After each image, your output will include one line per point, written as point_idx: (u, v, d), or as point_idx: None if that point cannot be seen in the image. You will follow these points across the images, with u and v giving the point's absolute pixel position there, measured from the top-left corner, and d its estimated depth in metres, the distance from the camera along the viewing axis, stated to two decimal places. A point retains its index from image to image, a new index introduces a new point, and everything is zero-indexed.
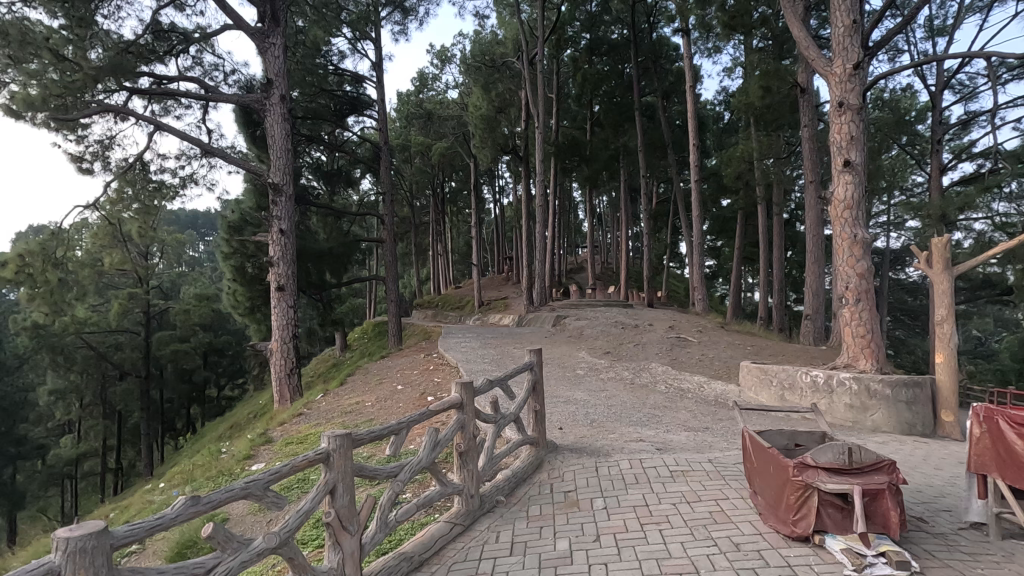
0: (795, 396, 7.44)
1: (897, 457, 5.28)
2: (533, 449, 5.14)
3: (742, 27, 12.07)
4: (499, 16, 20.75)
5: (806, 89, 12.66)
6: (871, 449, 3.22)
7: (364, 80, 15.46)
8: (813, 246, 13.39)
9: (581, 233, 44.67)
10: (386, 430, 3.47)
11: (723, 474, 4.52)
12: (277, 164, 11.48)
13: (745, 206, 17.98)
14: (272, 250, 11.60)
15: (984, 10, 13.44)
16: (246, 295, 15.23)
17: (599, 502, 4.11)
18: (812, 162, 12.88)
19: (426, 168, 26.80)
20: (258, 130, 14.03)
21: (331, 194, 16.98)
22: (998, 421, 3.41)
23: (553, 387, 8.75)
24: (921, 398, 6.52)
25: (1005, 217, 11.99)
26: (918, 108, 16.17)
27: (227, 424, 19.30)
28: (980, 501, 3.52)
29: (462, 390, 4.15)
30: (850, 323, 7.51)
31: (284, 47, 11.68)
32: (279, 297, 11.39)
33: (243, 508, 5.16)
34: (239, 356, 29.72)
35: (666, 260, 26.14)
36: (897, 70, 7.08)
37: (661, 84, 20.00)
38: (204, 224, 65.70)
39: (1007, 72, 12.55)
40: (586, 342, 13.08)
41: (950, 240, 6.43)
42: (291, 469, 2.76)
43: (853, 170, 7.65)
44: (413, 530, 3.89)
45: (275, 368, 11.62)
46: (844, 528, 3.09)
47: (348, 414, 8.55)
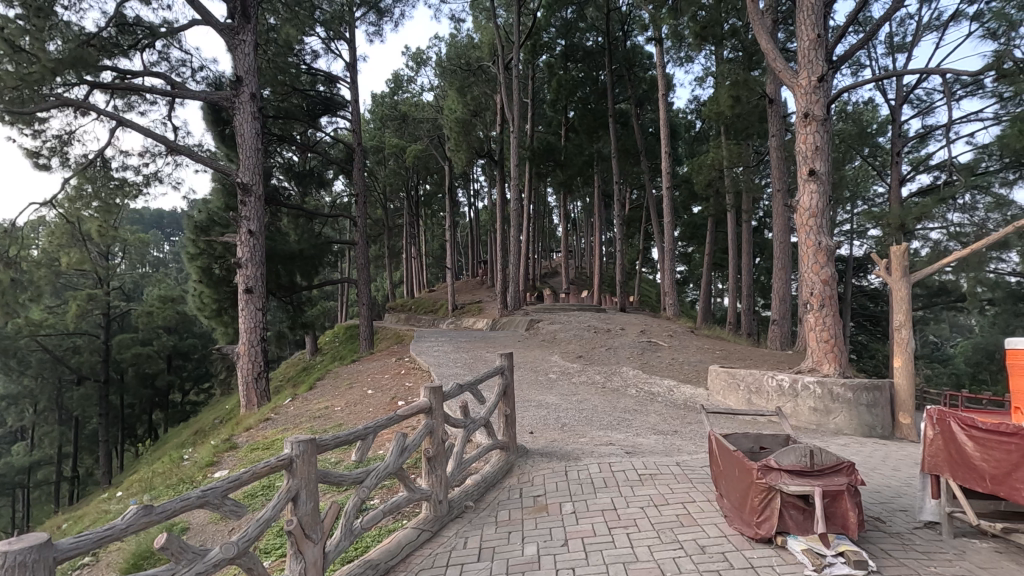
0: (761, 400, 7.61)
1: (857, 458, 5.44)
2: (503, 453, 5.10)
3: (712, 37, 12.36)
4: (475, 19, 20.76)
5: (775, 99, 12.94)
6: (832, 451, 3.31)
7: (338, 81, 15.36)
8: (781, 252, 13.65)
9: (556, 238, 44.95)
10: (353, 436, 3.39)
11: (690, 477, 4.57)
12: (246, 163, 11.19)
13: (714, 214, 18.40)
14: (239, 251, 11.30)
15: (941, 28, 14.04)
16: (212, 297, 14.81)
17: (568, 506, 4.10)
18: (780, 171, 13.16)
19: (400, 170, 26.60)
20: (227, 128, 13.73)
21: (303, 195, 16.64)
22: (950, 424, 3.50)
23: (524, 390, 8.78)
24: (881, 401, 6.73)
25: (958, 227, 12.53)
26: (879, 120, 16.74)
27: (192, 429, 18.82)
28: (933, 500, 3.64)
29: (431, 394, 4.10)
30: (814, 329, 7.72)
31: (254, 45, 11.46)
32: (247, 299, 11.11)
33: (203, 517, 4.99)
34: (205, 360, 28.96)
35: (639, 265, 26.38)
36: (860, 84, 7.32)
37: (635, 92, 20.37)
38: (170, 224, 64.13)
39: (961, 89, 13.16)
40: (558, 345, 13.18)
41: (908, 248, 6.63)
42: (252, 477, 2.67)
43: (818, 179, 7.85)
44: (380, 536, 3.84)
45: (242, 372, 11.34)
46: (805, 529, 3.15)
47: (317, 419, 8.40)
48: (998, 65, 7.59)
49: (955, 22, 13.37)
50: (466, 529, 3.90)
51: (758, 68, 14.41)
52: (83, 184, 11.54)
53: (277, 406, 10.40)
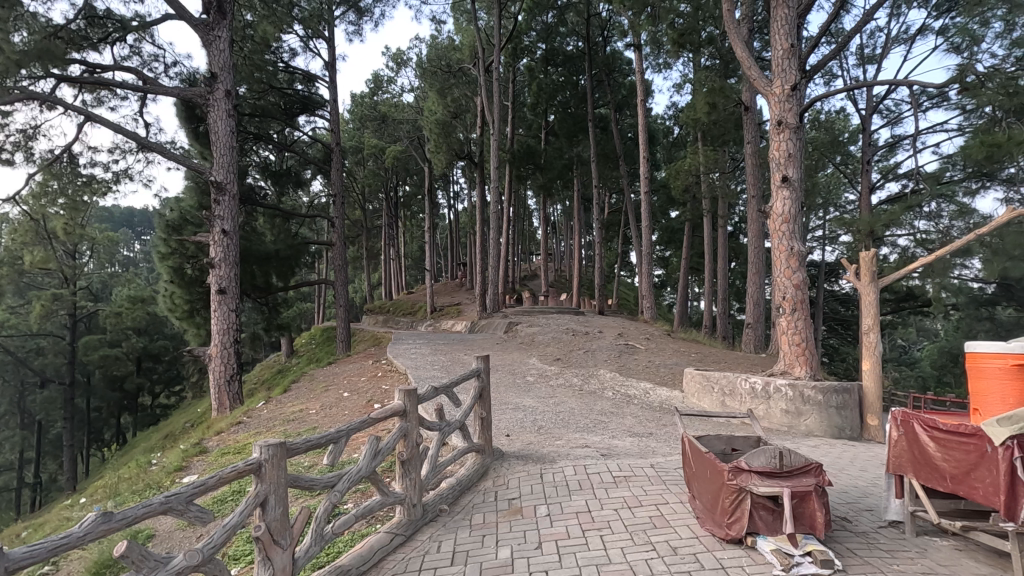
0: (734, 402, 7.70)
1: (826, 459, 5.56)
2: (478, 456, 5.08)
3: (690, 45, 12.51)
4: (456, 22, 20.75)
5: (750, 107, 13.20)
6: (800, 452, 3.36)
7: (316, 80, 15.23)
8: (755, 257, 13.86)
9: (536, 241, 45.19)
10: (325, 439, 3.33)
11: (663, 479, 4.62)
12: (221, 161, 10.96)
13: (691, 218, 18.63)
14: (212, 250, 11.06)
15: (909, 42, 14.52)
16: (184, 297, 14.46)
17: (543, 509, 4.10)
18: (755, 177, 13.37)
19: (379, 171, 26.36)
20: (201, 125, 13.44)
21: (280, 194, 16.33)
22: (914, 425, 3.60)
23: (502, 393, 8.76)
24: (850, 403, 6.89)
25: (924, 235, 12.97)
26: (850, 129, 17.19)
27: (161, 433, 18.34)
28: (898, 500, 3.75)
29: (406, 397, 4.06)
30: (787, 332, 7.85)
31: (230, 41, 11.23)
32: (220, 300, 10.89)
33: (170, 524, 4.85)
34: (176, 362, 28.10)
35: (618, 268, 26.62)
36: (831, 94, 7.50)
37: (614, 97, 20.61)
38: (141, 221, 62.77)
39: (928, 100, 13.60)
40: (536, 348, 13.19)
41: (877, 254, 6.77)
42: (219, 482, 2.60)
43: (790, 186, 8.00)
44: (352, 541, 3.78)
45: (214, 374, 11.07)
46: (774, 529, 3.20)
47: (290, 423, 8.26)
48: (961, 79, 7.86)
49: (922, 36, 13.84)
50: (440, 533, 3.87)
51: (734, 76, 14.77)
52: (48, 181, 11.01)
53: (250, 409, 10.20)
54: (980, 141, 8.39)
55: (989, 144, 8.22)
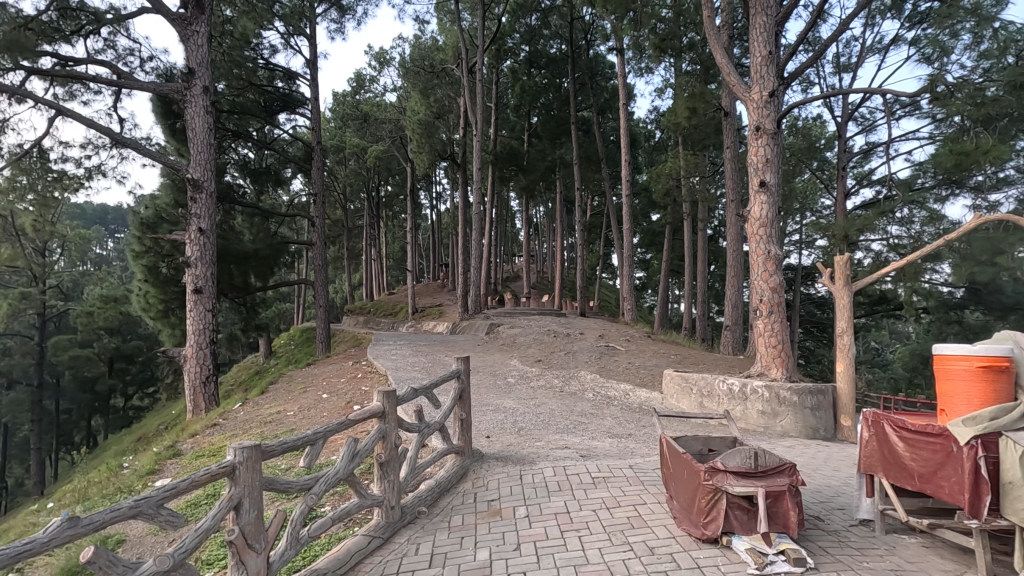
0: (711, 403, 7.80)
1: (801, 460, 5.66)
2: (458, 457, 5.06)
3: (671, 50, 12.63)
4: (440, 22, 20.67)
5: (730, 112, 13.40)
6: (774, 452, 3.42)
7: (297, 78, 15.08)
8: (734, 260, 14.04)
9: (518, 243, 45.21)
10: (301, 440, 3.28)
11: (642, 480, 4.65)
12: (198, 159, 10.77)
13: (672, 221, 18.82)
14: (189, 249, 10.86)
15: (882, 52, 14.89)
16: (159, 297, 14.13)
17: (521, 510, 4.10)
18: (734, 182, 13.56)
19: (360, 171, 26.13)
20: (178, 121, 13.20)
21: (259, 193, 16.10)
22: (884, 426, 3.70)
23: (482, 395, 8.74)
24: (823, 404, 7.04)
25: (897, 239, 13.29)
26: (827, 136, 17.53)
27: (134, 435, 17.93)
28: (868, 498, 3.83)
29: (384, 398, 4.02)
30: (763, 334, 7.98)
31: (208, 37, 11.03)
32: (196, 300, 10.69)
33: (141, 529, 4.73)
34: (150, 363, 27.53)
35: (600, 270, 26.76)
36: (808, 100, 7.64)
37: (597, 101, 20.76)
38: (114, 219, 61.35)
39: (900, 109, 13.97)
40: (518, 350, 13.20)
41: (851, 259, 6.91)
42: (191, 485, 2.55)
43: (767, 191, 8.14)
44: (329, 545, 3.73)
45: (189, 376, 10.83)
46: (749, 529, 3.25)
47: (267, 424, 8.14)
48: (932, 88, 8.10)
49: (895, 46, 14.22)
50: (418, 535, 3.84)
51: (714, 82, 14.99)
52: (17, 175, 10.68)
53: (226, 411, 10.03)
54: (949, 149, 8.61)
55: (957, 152, 8.45)
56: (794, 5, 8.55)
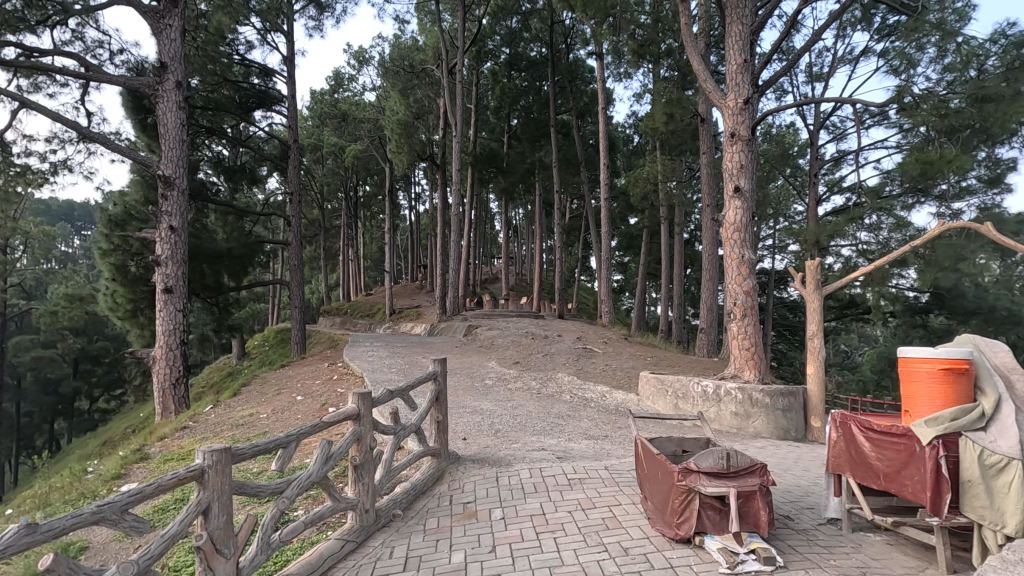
0: (686, 405, 7.90)
1: (772, 460, 5.76)
2: (434, 460, 5.03)
3: (649, 56, 12.80)
4: (420, 22, 20.58)
5: (706, 119, 13.61)
6: (746, 453, 3.48)
7: (273, 74, 14.85)
8: (709, 264, 14.26)
9: (497, 244, 45.21)
10: (273, 443, 3.21)
11: (617, 481, 4.69)
12: (169, 155, 10.51)
13: (650, 225, 19.02)
14: (159, 247, 10.59)
15: (853, 62, 15.31)
16: (127, 296, 13.74)
17: (497, 512, 4.10)
18: (710, 187, 13.78)
19: (338, 170, 25.85)
20: (149, 117, 12.87)
21: (233, 191, 15.80)
22: (851, 426, 3.79)
23: (459, 397, 8.69)
24: (794, 406, 7.20)
25: (865, 245, 13.67)
26: (799, 143, 17.94)
27: (99, 439, 17.37)
28: (836, 498, 3.92)
29: (360, 400, 3.98)
30: (737, 337, 8.12)
31: (182, 30, 10.78)
32: (166, 299, 10.43)
33: (105, 535, 4.59)
34: (118, 364, 26.76)
35: (578, 273, 26.92)
36: (781, 108, 7.82)
37: (576, 104, 20.90)
38: (81, 216, 59.50)
39: (870, 119, 14.37)
40: (495, 352, 13.17)
41: (822, 263, 7.08)
42: (157, 489, 2.48)
43: (742, 196, 8.29)
44: (301, 549, 3.67)
45: (158, 377, 10.54)
46: (721, 528, 3.30)
47: (240, 427, 7.98)
48: (899, 99, 8.38)
49: (864, 58, 14.63)
50: (393, 539, 3.80)
51: (691, 89, 15.25)
52: None
53: (197, 414, 9.80)
54: (915, 158, 8.88)
55: (922, 161, 8.72)
56: (769, 15, 8.75)
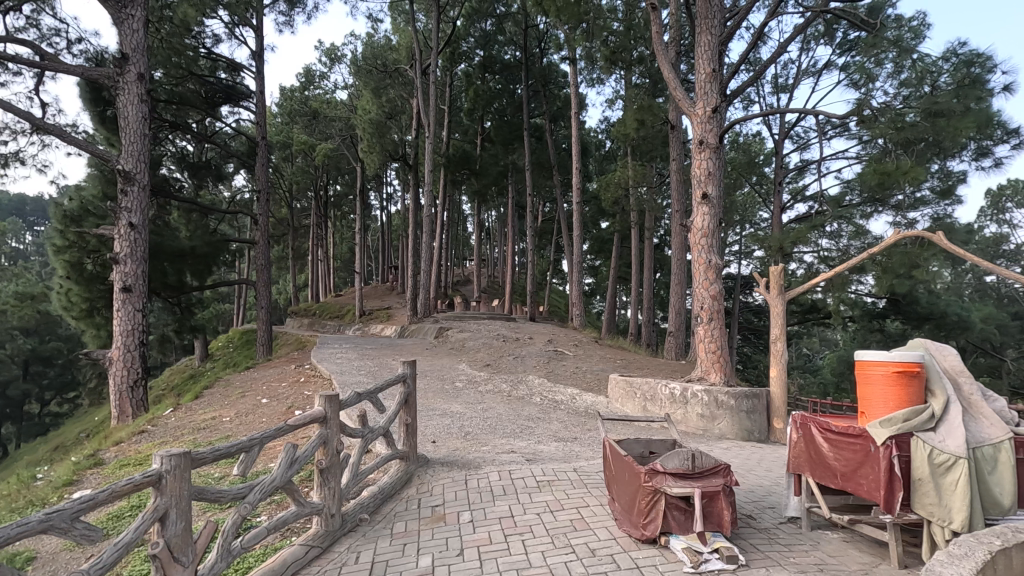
0: (654, 407, 8.03)
1: (736, 461, 5.90)
2: (402, 463, 4.98)
3: (621, 62, 12.97)
4: (394, 21, 20.42)
5: (676, 126, 13.88)
6: (711, 454, 3.54)
7: (241, 69, 14.51)
8: (678, 268, 14.52)
9: (468, 247, 45.09)
10: (235, 447, 3.12)
11: (585, 482, 4.73)
12: (130, 150, 10.16)
13: (621, 229, 19.24)
14: (117, 245, 10.22)
15: (816, 75, 15.84)
16: (82, 295, 13.21)
17: (466, 515, 4.08)
18: (679, 193, 14.04)
19: (308, 169, 25.40)
20: (109, 109, 12.43)
21: (198, 188, 15.38)
22: (811, 428, 3.91)
23: (429, 399, 8.62)
24: (758, 407, 7.38)
25: (826, 252, 14.12)
26: (765, 152, 18.45)
27: (50, 444, 16.63)
28: (796, 497, 4.02)
29: (327, 402, 3.90)
30: (704, 340, 8.28)
31: (145, 21, 10.42)
32: (124, 299, 10.07)
33: (55, 545, 4.40)
34: (71, 366, 25.68)
35: (550, 276, 27.07)
36: (747, 118, 8.02)
37: (549, 108, 21.05)
38: (34, 210, 57.03)
39: (832, 129, 14.88)
40: (467, 354, 13.13)
41: (785, 269, 7.28)
42: (110, 496, 2.38)
43: (710, 203, 8.47)
44: (263, 556, 3.58)
45: (114, 380, 10.14)
46: (685, 528, 3.36)
47: (202, 431, 7.74)
48: (859, 111, 8.71)
49: (827, 71, 15.15)
50: (359, 544, 3.75)
51: (661, 96, 15.55)
52: None
53: (156, 417, 9.47)
54: (874, 169, 9.23)
55: (880, 172, 9.07)
56: (737, 26, 8.97)
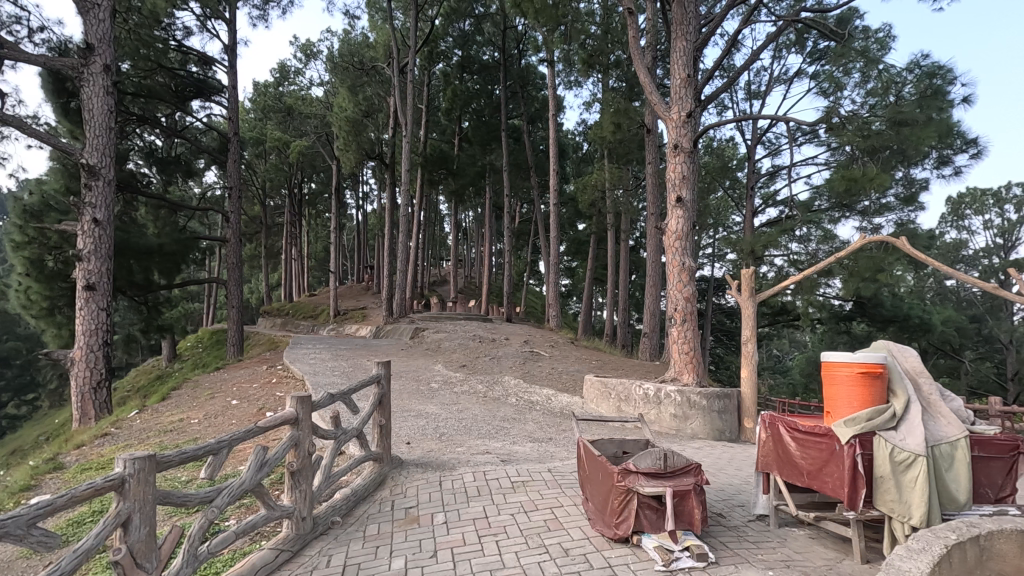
0: (628, 407, 8.12)
1: (708, 460, 6.00)
2: (376, 465, 4.94)
3: (599, 66, 13.10)
4: (371, 18, 20.22)
5: (651, 129, 14.08)
6: (682, 454, 3.59)
7: (213, 63, 14.19)
8: (653, 270, 14.69)
9: (445, 247, 44.93)
10: (202, 450, 3.04)
11: (559, 483, 4.75)
12: (95, 143, 9.84)
13: (598, 231, 19.37)
14: (80, 241, 9.89)
15: (788, 82, 16.22)
16: (42, 293, 12.73)
17: (440, 516, 4.05)
18: (654, 196, 14.22)
19: (282, 166, 24.94)
20: (73, 101, 12.02)
21: (166, 184, 14.98)
22: (779, 427, 4.00)
23: (403, 400, 8.55)
24: (729, 407, 7.53)
25: (796, 255, 14.45)
26: (738, 157, 18.82)
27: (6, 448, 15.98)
28: (764, 495, 4.11)
29: (298, 404, 3.84)
30: (677, 341, 8.39)
31: (112, 11, 10.10)
32: (87, 298, 9.74)
33: (10, 553, 4.23)
34: (30, 366, 24.72)
35: (526, 277, 27.11)
36: (721, 123, 8.17)
37: (527, 109, 21.12)
38: None
39: (802, 136, 15.25)
40: (442, 355, 13.07)
41: (756, 272, 7.45)
42: (70, 501, 2.30)
43: (684, 206, 8.60)
44: (231, 561, 3.50)
45: (76, 382, 9.78)
46: (657, 527, 3.41)
47: (169, 433, 7.54)
48: (827, 119, 8.95)
49: (798, 78, 15.55)
50: (330, 547, 3.70)
51: (638, 100, 15.75)
52: None
53: (119, 420, 9.19)
54: (841, 175, 9.49)
55: (847, 178, 9.33)
56: (711, 33, 9.14)
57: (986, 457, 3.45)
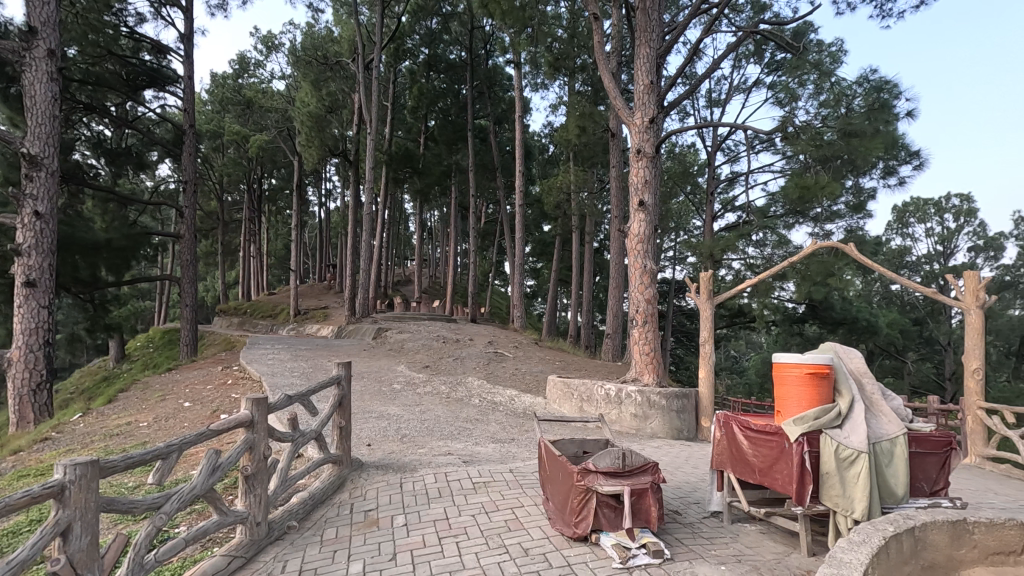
0: (590, 407, 8.22)
1: (666, 459, 6.13)
2: (335, 467, 4.85)
3: (565, 69, 13.22)
4: (336, 12, 19.81)
5: (616, 134, 14.30)
6: (640, 453, 3.67)
7: (168, 52, 13.64)
8: (616, 272, 14.92)
9: (410, 246, 44.39)
10: (151, 454, 2.92)
11: (520, 483, 4.78)
12: (37, 132, 9.32)
13: (563, 232, 19.52)
14: (20, 235, 9.36)
15: (746, 91, 16.74)
16: None
17: (400, 518, 4.02)
18: (619, 199, 14.44)
19: (240, 160, 24.19)
20: (13, 86, 11.37)
21: (116, 177, 14.33)
22: (733, 426, 4.12)
23: (365, 402, 8.42)
24: (687, 407, 7.72)
25: (753, 259, 14.92)
26: (699, 163, 19.30)
27: None
28: (718, 492, 4.24)
29: (253, 405, 3.73)
30: (638, 343, 8.55)
31: None
32: (27, 294, 9.24)
33: None
34: None
35: (491, 278, 27.06)
36: (682, 130, 8.37)
37: (494, 111, 21.15)
38: None
39: (760, 143, 15.75)
40: (405, 355, 12.92)
41: (715, 276, 7.67)
42: (3, 510, 2.17)
43: (646, 210, 8.78)
44: (181, 568, 3.39)
45: (13, 383, 9.25)
46: (615, 525, 3.47)
47: (115, 437, 7.21)
48: (783, 127, 9.27)
49: (756, 88, 16.06)
50: (286, 552, 3.61)
51: (603, 103, 15.95)
52: None
53: (61, 423, 8.72)
54: (795, 183, 9.86)
55: (801, 186, 9.68)
56: (674, 41, 9.35)
57: (922, 452, 3.64)
